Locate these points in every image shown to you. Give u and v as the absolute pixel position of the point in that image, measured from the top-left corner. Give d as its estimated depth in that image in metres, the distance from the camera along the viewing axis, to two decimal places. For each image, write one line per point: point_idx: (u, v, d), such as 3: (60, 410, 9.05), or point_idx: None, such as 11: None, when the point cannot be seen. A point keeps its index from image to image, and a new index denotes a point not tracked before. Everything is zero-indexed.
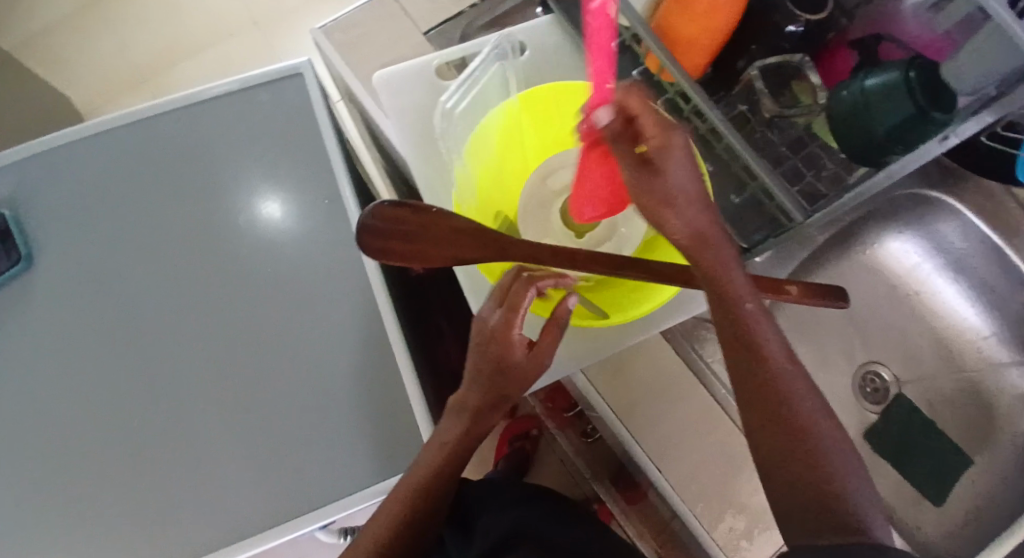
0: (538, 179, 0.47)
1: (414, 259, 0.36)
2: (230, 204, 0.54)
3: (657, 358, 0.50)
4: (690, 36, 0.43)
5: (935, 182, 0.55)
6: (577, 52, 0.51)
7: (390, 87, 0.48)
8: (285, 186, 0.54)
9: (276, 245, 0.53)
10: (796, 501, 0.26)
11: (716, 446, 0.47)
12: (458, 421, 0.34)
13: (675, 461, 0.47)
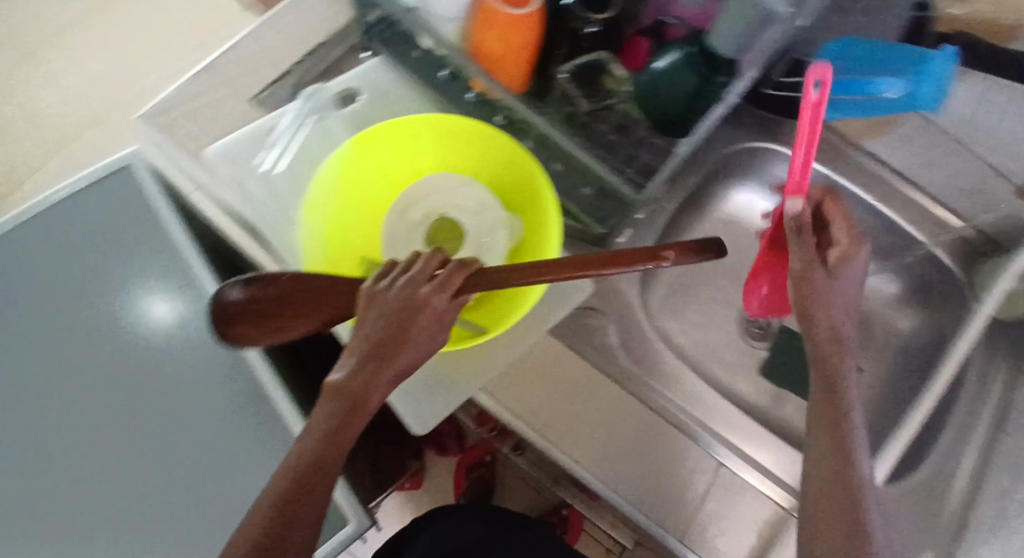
0: (398, 211, 0.50)
1: (277, 334, 0.37)
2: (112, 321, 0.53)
3: (545, 353, 0.51)
4: (502, 57, 0.44)
5: (757, 132, 0.60)
6: (412, 89, 0.52)
7: (225, 157, 0.50)
8: (151, 282, 0.53)
9: (158, 353, 0.52)
10: (836, 505, 0.33)
11: (621, 421, 0.49)
12: (328, 413, 0.34)
13: (586, 446, 0.48)
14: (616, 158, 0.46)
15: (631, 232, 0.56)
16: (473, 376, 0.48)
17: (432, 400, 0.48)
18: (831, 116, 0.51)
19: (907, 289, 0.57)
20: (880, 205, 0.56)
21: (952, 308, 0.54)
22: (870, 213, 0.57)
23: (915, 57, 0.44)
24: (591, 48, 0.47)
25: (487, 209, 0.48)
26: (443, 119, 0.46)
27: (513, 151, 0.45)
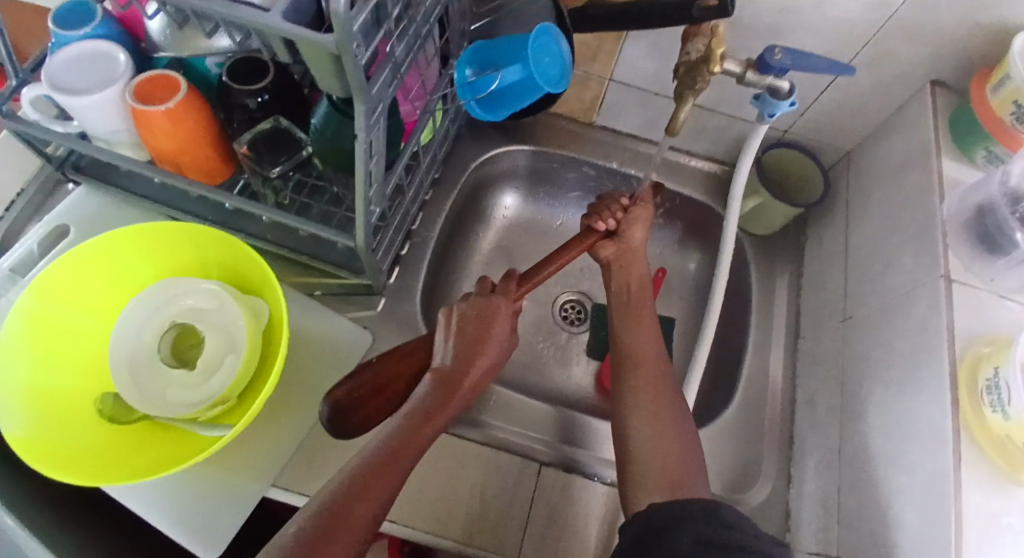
0: (127, 347, 0.56)
1: (362, 418, 0.50)
2: None
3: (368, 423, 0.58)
4: (176, 151, 0.54)
5: (507, 144, 0.75)
6: (118, 201, 0.65)
7: None
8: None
9: None
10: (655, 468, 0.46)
11: (443, 467, 0.58)
12: (382, 446, 0.45)
13: (415, 510, 0.55)
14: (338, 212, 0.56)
15: (397, 268, 0.66)
16: (263, 475, 0.54)
17: (215, 514, 0.52)
18: (498, 116, 0.55)
19: (737, 418, 0.63)
20: (704, 345, 0.62)
21: (763, 433, 0.62)
22: (701, 353, 0.62)
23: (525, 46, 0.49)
24: (261, 117, 0.55)
25: (222, 301, 0.56)
26: (125, 232, 0.54)
27: (218, 236, 0.55)
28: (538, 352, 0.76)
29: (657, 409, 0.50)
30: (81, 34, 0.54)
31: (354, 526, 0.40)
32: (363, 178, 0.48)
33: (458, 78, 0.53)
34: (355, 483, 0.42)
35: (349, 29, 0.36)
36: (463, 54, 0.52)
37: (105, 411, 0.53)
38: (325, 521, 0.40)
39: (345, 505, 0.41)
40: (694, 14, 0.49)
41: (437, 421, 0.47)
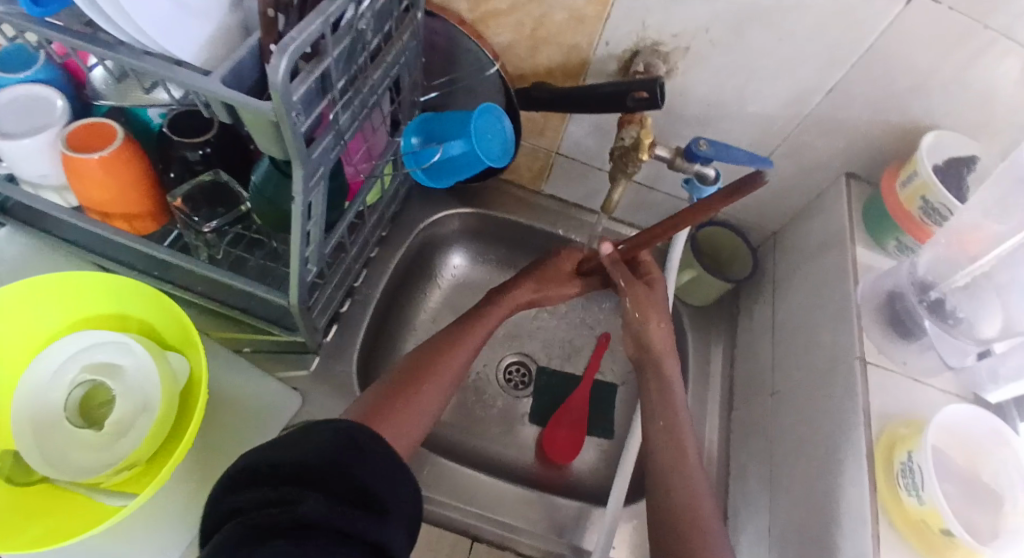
0: (30, 404, 0.52)
1: None
2: None
3: None
4: (107, 199, 0.53)
5: (456, 206, 0.76)
6: (44, 246, 0.63)
7: None
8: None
9: None
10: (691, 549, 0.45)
11: None
12: (444, 337, 0.58)
13: None
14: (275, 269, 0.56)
15: (334, 325, 0.65)
16: (162, 546, 0.50)
17: None
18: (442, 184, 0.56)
19: None
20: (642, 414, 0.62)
21: None
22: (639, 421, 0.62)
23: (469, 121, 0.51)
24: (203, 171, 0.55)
25: (136, 351, 0.53)
26: (40, 280, 0.52)
27: (141, 288, 0.53)
28: (478, 416, 0.75)
29: (691, 506, 0.48)
30: (19, 77, 0.54)
31: (422, 391, 0.52)
32: (300, 239, 0.47)
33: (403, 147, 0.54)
34: (422, 362, 0.55)
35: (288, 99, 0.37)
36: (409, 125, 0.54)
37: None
38: (401, 382, 0.52)
39: (412, 375, 0.53)
40: (629, 103, 0.53)
41: (484, 327, 0.60)
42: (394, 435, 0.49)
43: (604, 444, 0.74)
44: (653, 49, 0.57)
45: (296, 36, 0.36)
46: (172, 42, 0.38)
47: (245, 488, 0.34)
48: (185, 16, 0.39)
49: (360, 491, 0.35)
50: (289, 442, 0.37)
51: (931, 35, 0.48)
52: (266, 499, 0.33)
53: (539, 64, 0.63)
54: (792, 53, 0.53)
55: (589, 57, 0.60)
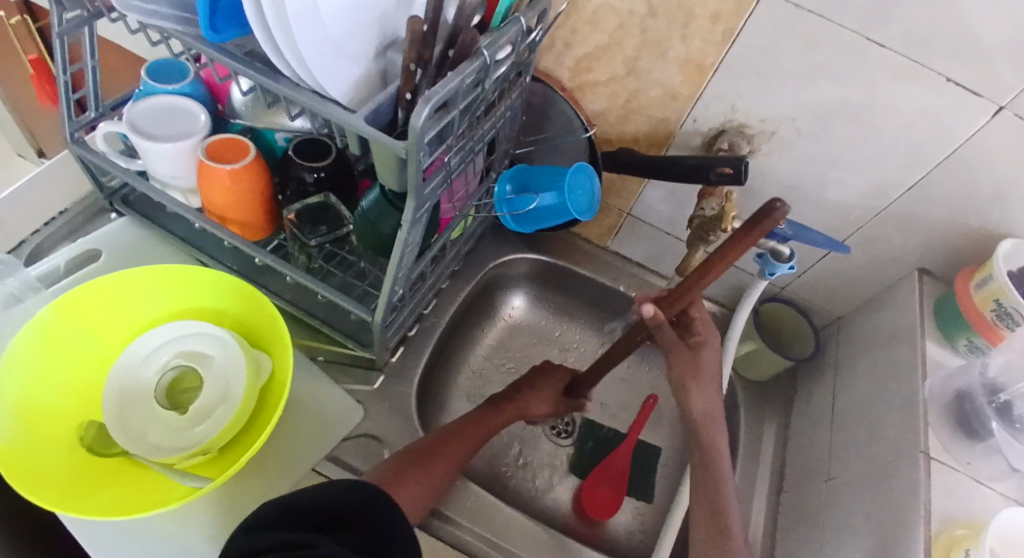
0: (123, 377, 0.56)
1: None
2: None
3: None
4: (228, 206, 0.59)
5: (525, 250, 0.80)
6: (155, 237, 0.68)
7: None
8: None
9: None
10: None
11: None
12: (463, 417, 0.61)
13: None
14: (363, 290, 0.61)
15: (401, 348, 0.68)
16: (217, 536, 0.52)
17: None
18: (527, 230, 0.60)
19: None
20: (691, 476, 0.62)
21: None
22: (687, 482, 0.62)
23: (563, 177, 0.55)
24: (314, 192, 0.61)
25: (227, 348, 0.57)
26: (159, 270, 0.56)
27: (243, 288, 0.57)
28: (520, 457, 0.75)
29: None
30: (170, 88, 0.60)
31: (436, 468, 0.54)
32: (398, 264, 0.52)
33: (497, 192, 0.58)
34: (442, 438, 0.57)
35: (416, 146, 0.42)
36: (505, 173, 0.58)
37: (85, 439, 0.52)
38: (422, 450, 0.54)
39: (432, 448, 0.55)
40: (712, 177, 0.56)
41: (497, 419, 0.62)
42: (407, 502, 0.51)
43: (642, 506, 0.73)
44: (739, 131, 0.61)
45: (436, 89, 0.42)
46: (328, 79, 0.44)
47: (268, 528, 0.36)
48: (341, 60, 0.45)
49: (372, 544, 0.38)
50: (313, 490, 0.39)
51: (1016, 147, 0.50)
52: (279, 545, 0.34)
53: (627, 131, 0.67)
54: (876, 148, 0.56)
55: (675, 131, 0.64)
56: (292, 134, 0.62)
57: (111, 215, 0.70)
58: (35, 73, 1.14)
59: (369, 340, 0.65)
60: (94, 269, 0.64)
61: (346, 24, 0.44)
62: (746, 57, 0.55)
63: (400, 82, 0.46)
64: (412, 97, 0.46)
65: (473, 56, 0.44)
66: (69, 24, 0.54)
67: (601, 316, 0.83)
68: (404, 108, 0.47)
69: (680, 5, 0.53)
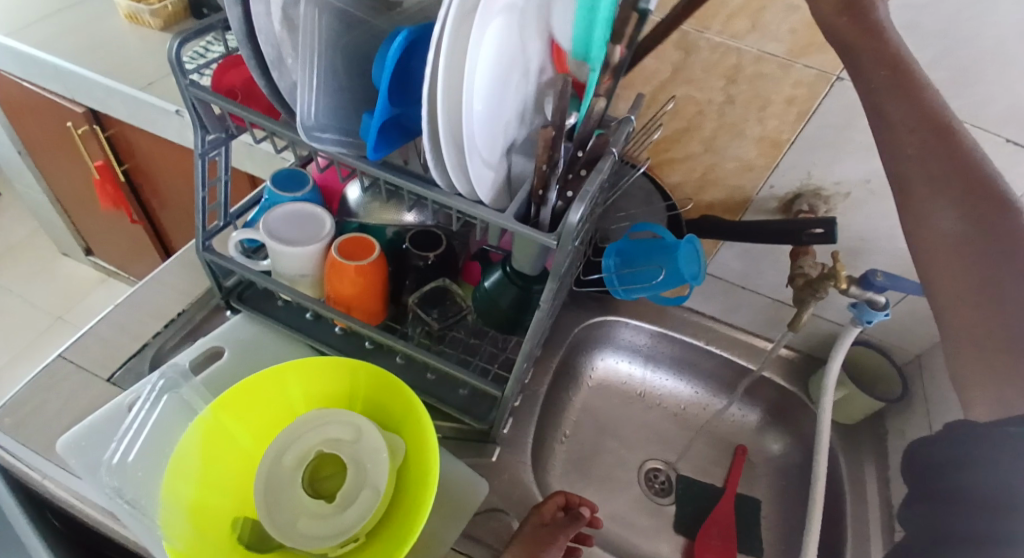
0: (271, 466, 0.58)
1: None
2: None
3: None
4: (353, 296, 0.63)
5: (604, 314, 0.84)
6: (270, 329, 0.72)
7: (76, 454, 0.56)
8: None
9: None
10: None
11: None
12: None
13: None
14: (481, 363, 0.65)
15: (510, 420, 0.72)
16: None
17: None
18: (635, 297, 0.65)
19: None
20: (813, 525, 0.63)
21: None
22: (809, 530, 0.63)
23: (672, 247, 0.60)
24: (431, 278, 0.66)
25: (362, 435, 0.60)
26: (302, 361, 0.62)
27: (378, 372, 0.62)
28: (628, 518, 0.77)
29: None
30: (294, 196, 0.66)
31: None
32: (534, 338, 0.55)
33: (605, 265, 0.63)
34: None
35: (562, 243, 0.47)
36: (610, 246, 0.63)
37: (242, 538, 0.54)
38: None
39: None
40: (803, 238, 0.61)
41: None
42: None
43: None
44: (814, 194, 0.67)
45: (585, 185, 0.47)
46: (473, 182, 0.49)
47: None
48: (483, 168, 0.50)
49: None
50: None
51: None
52: None
53: (703, 200, 0.73)
54: None
55: (751, 197, 0.70)
56: (403, 229, 0.67)
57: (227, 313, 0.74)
58: (101, 177, 1.20)
59: (482, 413, 0.68)
60: (224, 363, 0.67)
61: (487, 138, 0.50)
62: (818, 135, 0.62)
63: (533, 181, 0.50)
64: (544, 191, 0.50)
65: (605, 155, 0.50)
66: (211, 145, 0.59)
67: (683, 372, 0.86)
68: (536, 202, 0.51)
69: (757, 94, 0.60)
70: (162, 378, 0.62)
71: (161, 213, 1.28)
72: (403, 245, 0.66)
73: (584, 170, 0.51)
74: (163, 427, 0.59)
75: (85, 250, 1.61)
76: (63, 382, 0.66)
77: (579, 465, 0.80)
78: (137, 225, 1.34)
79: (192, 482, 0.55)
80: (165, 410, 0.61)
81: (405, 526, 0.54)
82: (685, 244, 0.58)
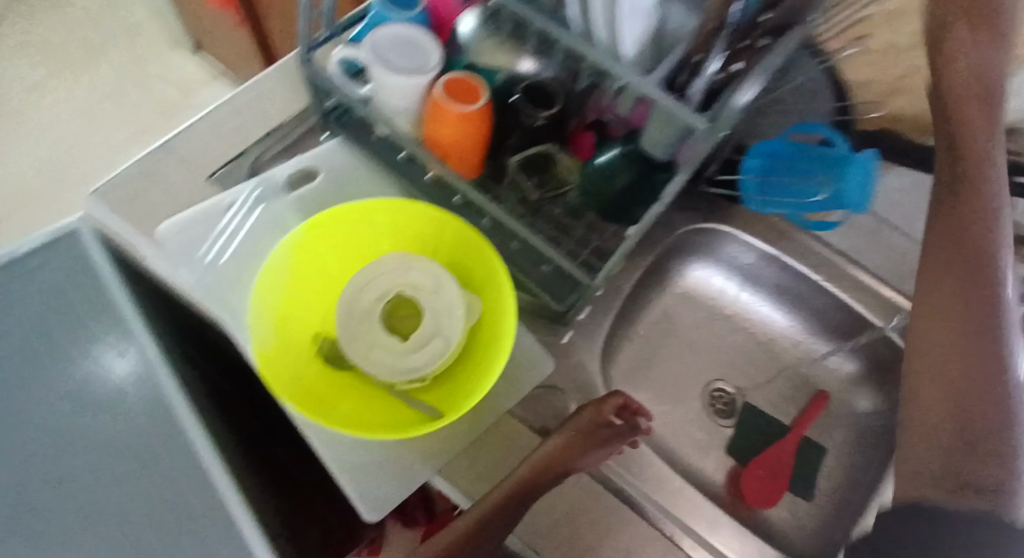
0: (353, 294, 0.59)
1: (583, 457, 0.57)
2: (83, 368, 0.60)
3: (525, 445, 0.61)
4: (450, 146, 0.58)
5: (715, 220, 0.75)
6: (362, 159, 0.69)
7: (177, 243, 0.61)
8: (111, 344, 0.60)
9: (114, 394, 0.59)
10: None
11: (590, 516, 0.59)
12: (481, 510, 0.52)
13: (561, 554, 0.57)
14: (573, 244, 0.59)
15: (588, 307, 0.68)
16: (435, 460, 0.58)
17: (382, 483, 0.57)
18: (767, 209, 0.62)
19: None
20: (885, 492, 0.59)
21: None
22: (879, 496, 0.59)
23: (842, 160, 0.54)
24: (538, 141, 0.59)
25: (443, 287, 0.58)
26: (397, 201, 0.58)
27: (466, 229, 0.58)
28: (683, 429, 0.75)
29: None
30: (404, 17, 0.58)
31: None
32: (639, 232, 0.51)
33: (748, 164, 0.59)
34: None
35: (712, 131, 0.39)
36: (759, 144, 0.58)
37: (322, 352, 0.57)
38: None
39: None
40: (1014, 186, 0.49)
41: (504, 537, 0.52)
42: None
43: (798, 503, 0.72)
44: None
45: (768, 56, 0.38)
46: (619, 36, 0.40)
47: None
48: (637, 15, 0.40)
49: None
50: None
51: None
52: None
53: None
54: None
55: None
56: (516, 77, 0.57)
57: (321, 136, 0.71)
58: None
59: (562, 293, 0.63)
60: (312, 187, 0.67)
61: None
62: None
63: (693, 43, 0.40)
64: (702, 59, 0.41)
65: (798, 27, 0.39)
66: None
67: (784, 301, 0.78)
68: (689, 72, 0.42)
69: None
70: (258, 186, 0.64)
71: (268, 21, 1.23)
72: (512, 97, 0.58)
73: (760, 41, 0.41)
74: (253, 234, 0.63)
75: (195, 48, 1.61)
76: (166, 174, 0.67)
77: (645, 368, 0.77)
78: (244, 29, 1.31)
79: (280, 293, 0.56)
80: (261, 218, 0.64)
81: (470, 384, 0.54)
82: (859, 161, 0.52)
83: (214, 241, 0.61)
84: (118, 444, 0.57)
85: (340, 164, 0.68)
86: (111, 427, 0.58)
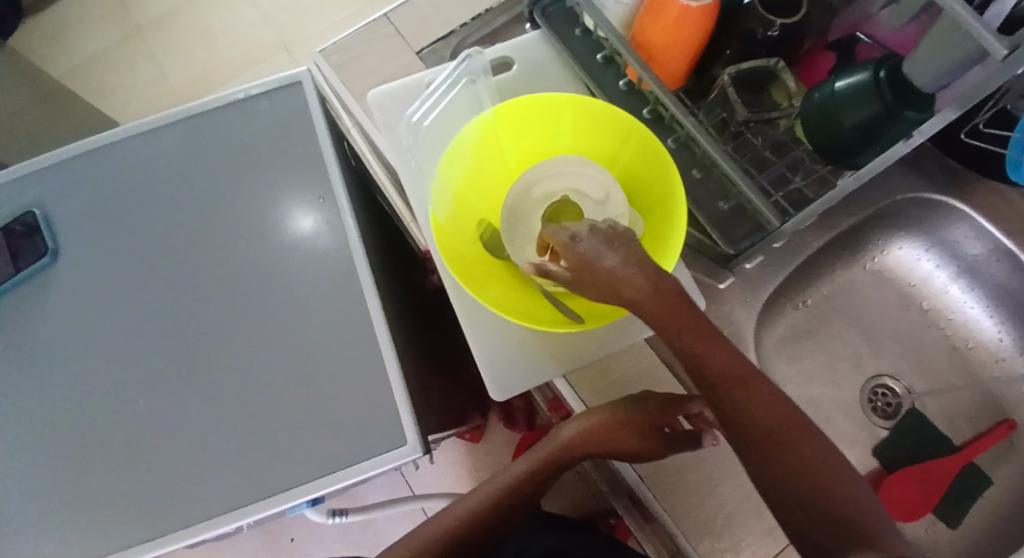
0: (523, 188, 0.61)
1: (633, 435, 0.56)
2: (272, 211, 0.70)
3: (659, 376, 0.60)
4: (661, 45, 0.53)
5: (944, 194, 0.63)
6: (561, 56, 0.67)
7: (382, 108, 0.66)
8: (311, 198, 0.70)
9: (295, 243, 0.69)
10: None
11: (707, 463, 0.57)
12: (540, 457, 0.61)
13: (669, 489, 0.57)
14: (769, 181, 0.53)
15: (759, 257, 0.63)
16: (566, 363, 0.60)
17: (515, 370, 0.60)
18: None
19: None
20: None
21: None
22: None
23: None
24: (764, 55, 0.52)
25: (610, 196, 0.58)
26: (588, 100, 0.56)
27: (653, 142, 0.54)
28: (827, 414, 0.68)
29: None
30: None
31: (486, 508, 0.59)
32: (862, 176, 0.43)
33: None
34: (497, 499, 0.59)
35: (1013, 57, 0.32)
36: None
37: (484, 238, 0.60)
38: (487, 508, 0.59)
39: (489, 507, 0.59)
40: None
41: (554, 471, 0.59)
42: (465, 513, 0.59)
43: (942, 528, 0.63)
44: None
45: None
46: None
47: None
48: None
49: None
50: None
51: None
52: None
53: None
54: None
55: None
56: None
57: (525, 26, 0.70)
58: None
59: (735, 236, 0.58)
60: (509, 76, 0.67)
61: None
62: None
63: None
64: None
65: None
66: None
67: (1004, 309, 0.65)
68: None
69: None
70: (463, 59, 0.63)
71: None
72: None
73: None
74: (448, 111, 0.65)
75: None
76: (383, 42, 0.72)
77: (803, 340, 0.70)
78: None
79: (459, 172, 0.59)
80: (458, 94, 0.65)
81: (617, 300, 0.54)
82: None
83: (411, 110, 0.65)
84: (305, 283, 0.68)
85: (539, 57, 0.67)
86: (292, 264, 0.68)
